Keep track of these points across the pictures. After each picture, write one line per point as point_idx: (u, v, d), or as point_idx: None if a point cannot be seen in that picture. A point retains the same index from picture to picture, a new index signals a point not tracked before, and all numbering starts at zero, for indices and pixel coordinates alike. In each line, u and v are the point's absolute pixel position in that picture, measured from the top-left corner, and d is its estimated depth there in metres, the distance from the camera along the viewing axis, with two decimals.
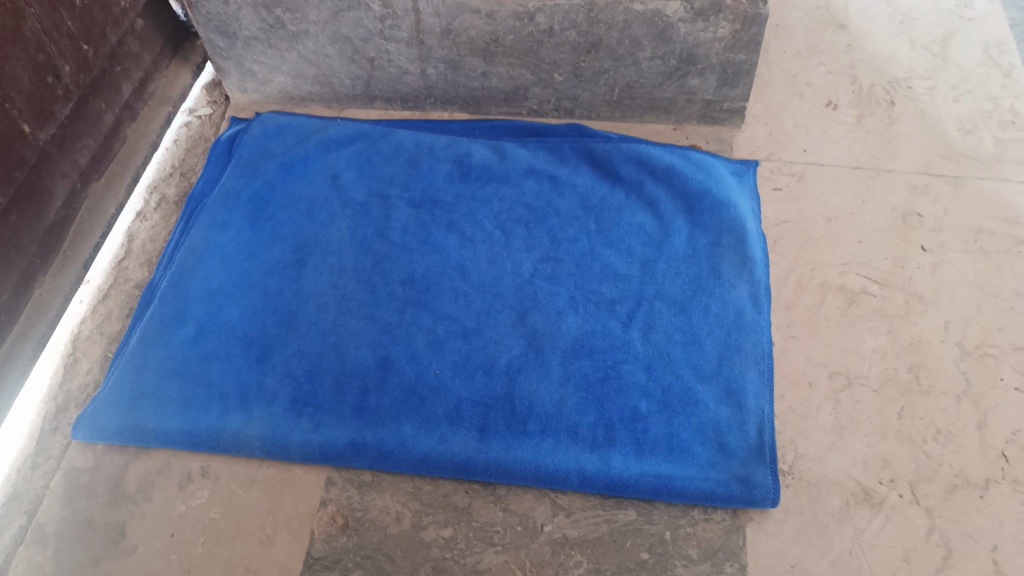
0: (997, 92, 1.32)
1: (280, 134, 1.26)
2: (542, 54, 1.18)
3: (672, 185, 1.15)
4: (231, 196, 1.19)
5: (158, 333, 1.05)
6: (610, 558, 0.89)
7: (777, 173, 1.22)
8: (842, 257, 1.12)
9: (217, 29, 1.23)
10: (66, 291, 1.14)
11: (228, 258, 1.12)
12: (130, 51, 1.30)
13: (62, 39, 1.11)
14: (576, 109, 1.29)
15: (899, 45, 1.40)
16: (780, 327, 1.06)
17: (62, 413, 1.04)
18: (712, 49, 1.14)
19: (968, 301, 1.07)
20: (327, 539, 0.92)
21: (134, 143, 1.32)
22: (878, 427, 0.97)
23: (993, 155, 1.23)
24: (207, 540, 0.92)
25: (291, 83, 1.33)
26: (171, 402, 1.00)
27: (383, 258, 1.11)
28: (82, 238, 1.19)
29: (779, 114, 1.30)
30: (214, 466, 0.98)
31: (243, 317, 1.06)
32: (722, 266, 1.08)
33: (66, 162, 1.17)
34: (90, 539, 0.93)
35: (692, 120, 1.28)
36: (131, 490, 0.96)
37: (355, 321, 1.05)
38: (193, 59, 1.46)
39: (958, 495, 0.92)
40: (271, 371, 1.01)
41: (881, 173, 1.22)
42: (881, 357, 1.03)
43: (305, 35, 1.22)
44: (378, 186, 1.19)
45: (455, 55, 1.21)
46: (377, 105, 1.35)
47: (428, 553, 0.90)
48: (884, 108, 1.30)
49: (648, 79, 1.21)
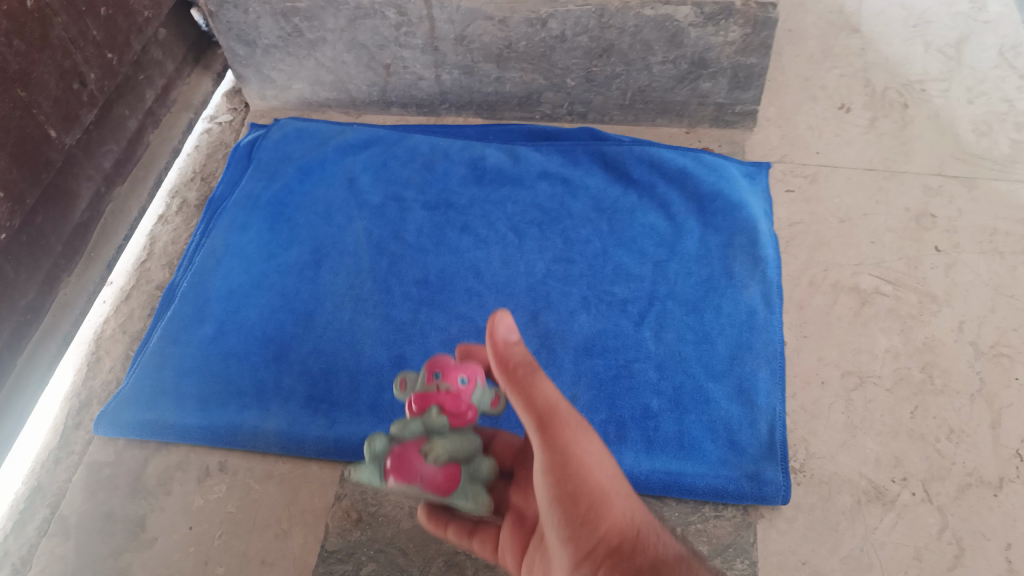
0: (1012, 94, 1.32)
1: (299, 140, 1.28)
2: (555, 59, 1.20)
3: (684, 187, 1.16)
4: (251, 199, 1.21)
5: (178, 332, 1.08)
6: None
7: (789, 175, 1.23)
8: (855, 257, 1.12)
9: (237, 37, 1.26)
10: (89, 291, 1.18)
11: (248, 260, 1.14)
12: (153, 60, 1.34)
13: (88, 47, 1.14)
14: (589, 113, 1.31)
15: (913, 48, 1.40)
16: (792, 326, 1.07)
17: (85, 409, 1.06)
18: (723, 52, 1.15)
19: (982, 301, 1.07)
20: (342, 533, 0.93)
21: (156, 148, 1.35)
22: (890, 425, 0.97)
23: (1008, 157, 1.23)
24: (224, 533, 0.94)
25: (309, 90, 1.35)
26: (190, 399, 1.02)
27: (398, 259, 1.13)
28: (106, 240, 1.23)
29: (791, 117, 1.31)
30: (232, 461, 1.00)
31: (261, 316, 1.09)
32: (733, 266, 1.08)
33: (91, 166, 1.20)
34: (111, 531, 0.95)
35: (704, 124, 1.29)
36: (151, 484, 0.98)
37: (370, 320, 1.07)
38: (215, 67, 1.49)
39: (972, 493, 0.91)
40: (288, 369, 1.03)
41: (894, 174, 1.22)
42: (894, 357, 1.03)
43: (322, 43, 1.25)
44: (394, 189, 1.21)
45: (469, 60, 1.23)
46: (393, 111, 1.37)
47: (440, 547, 0.91)
48: (898, 111, 1.31)
49: (660, 83, 1.22)
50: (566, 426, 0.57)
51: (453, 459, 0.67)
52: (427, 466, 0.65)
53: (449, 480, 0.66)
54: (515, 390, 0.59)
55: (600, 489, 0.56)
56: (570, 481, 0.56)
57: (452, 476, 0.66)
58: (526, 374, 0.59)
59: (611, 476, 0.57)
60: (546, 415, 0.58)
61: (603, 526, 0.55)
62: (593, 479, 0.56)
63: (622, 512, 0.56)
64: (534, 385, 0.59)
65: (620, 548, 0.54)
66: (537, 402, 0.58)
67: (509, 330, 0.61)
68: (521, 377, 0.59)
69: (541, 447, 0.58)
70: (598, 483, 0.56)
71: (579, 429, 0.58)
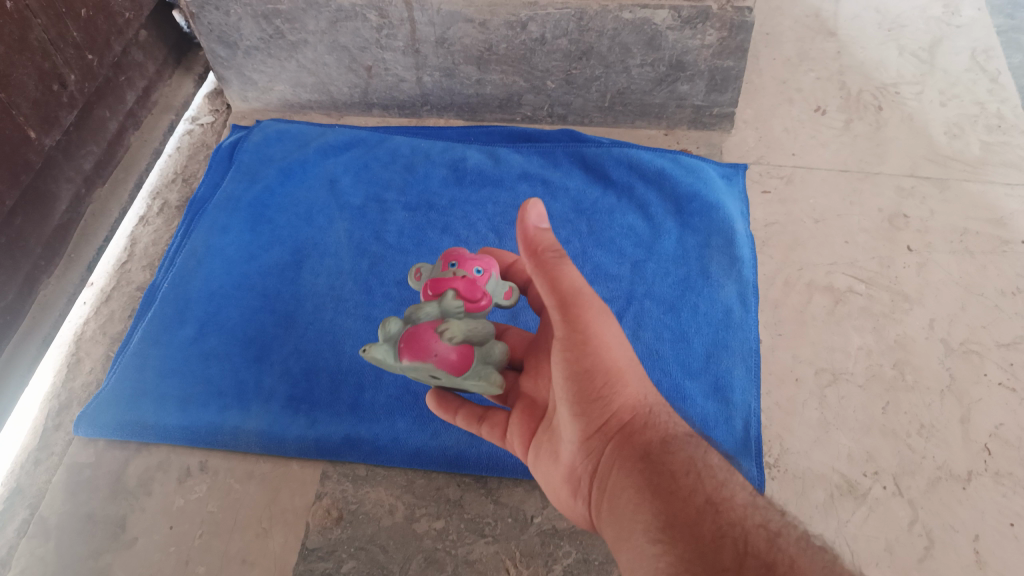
0: (983, 97, 1.34)
1: (280, 142, 1.28)
2: (535, 62, 1.22)
3: (662, 188, 1.17)
4: (232, 201, 1.21)
5: (159, 333, 1.08)
6: (599, 548, 0.91)
7: (766, 177, 1.25)
8: (829, 257, 1.14)
9: (218, 39, 1.27)
10: (70, 292, 1.18)
11: (229, 261, 1.15)
12: (134, 61, 1.34)
13: (68, 48, 1.14)
14: (569, 115, 1.32)
15: (888, 52, 1.42)
16: (768, 325, 1.08)
17: (65, 410, 1.06)
18: (700, 55, 1.17)
19: (952, 299, 1.09)
20: (322, 531, 0.94)
21: (137, 150, 1.35)
22: (863, 421, 0.99)
23: (979, 158, 1.25)
24: (204, 533, 0.94)
25: (291, 92, 1.36)
26: (171, 399, 1.02)
27: (379, 260, 1.14)
28: (86, 241, 1.23)
29: (768, 120, 1.32)
30: (213, 461, 1.00)
31: (242, 317, 1.09)
32: (710, 266, 1.10)
33: (71, 168, 1.20)
34: (91, 531, 0.95)
35: (683, 126, 1.30)
36: (132, 484, 0.99)
37: (351, 321, 1.08)
38: (197, 69, 1.49)
39: (941, 487, 0.93)
40: (269, 369, 1.04)
41: (868, 175, 1.24)
42: (867, 354, 1.05)
43: (304, 45, 1.25)
44: (375, 191, 1.21)
45: (450, 63, 1.24)
46: (374, 113, 1.38)
47: (420, 544, 0.92)
48: (872, 113, 1.33)
49: (639, 85, 1.23)
50: (588, 311, 0.65)
51: (467, 341, 0.73)
52: (442, 343, 0.72)
53: (463, 359, 0.73)
54: (540, 272, 0.65)
55: (617, 369, 0.67)
56: (588, 360, 0.66)
57: (466, 355, 0.73)
58: (555, 259, 0.65)
59: (625, 358, 0.69)
60: (571, 298, 0.65)
61: (617, 401, 0.67)
62: (611, 360, 0.67)
63: (634, 390, 0.69)
64: (561, 270, 0.65)
65: (631, 422, 0.67)
66: (564, 286, 0.65)
67: (539, 217, 0.66)
68: (550, 262, 0.65)
69: (563, 329, 0.66)
70: (614, 365, 0.67)
71: (599, 313, 0.66)
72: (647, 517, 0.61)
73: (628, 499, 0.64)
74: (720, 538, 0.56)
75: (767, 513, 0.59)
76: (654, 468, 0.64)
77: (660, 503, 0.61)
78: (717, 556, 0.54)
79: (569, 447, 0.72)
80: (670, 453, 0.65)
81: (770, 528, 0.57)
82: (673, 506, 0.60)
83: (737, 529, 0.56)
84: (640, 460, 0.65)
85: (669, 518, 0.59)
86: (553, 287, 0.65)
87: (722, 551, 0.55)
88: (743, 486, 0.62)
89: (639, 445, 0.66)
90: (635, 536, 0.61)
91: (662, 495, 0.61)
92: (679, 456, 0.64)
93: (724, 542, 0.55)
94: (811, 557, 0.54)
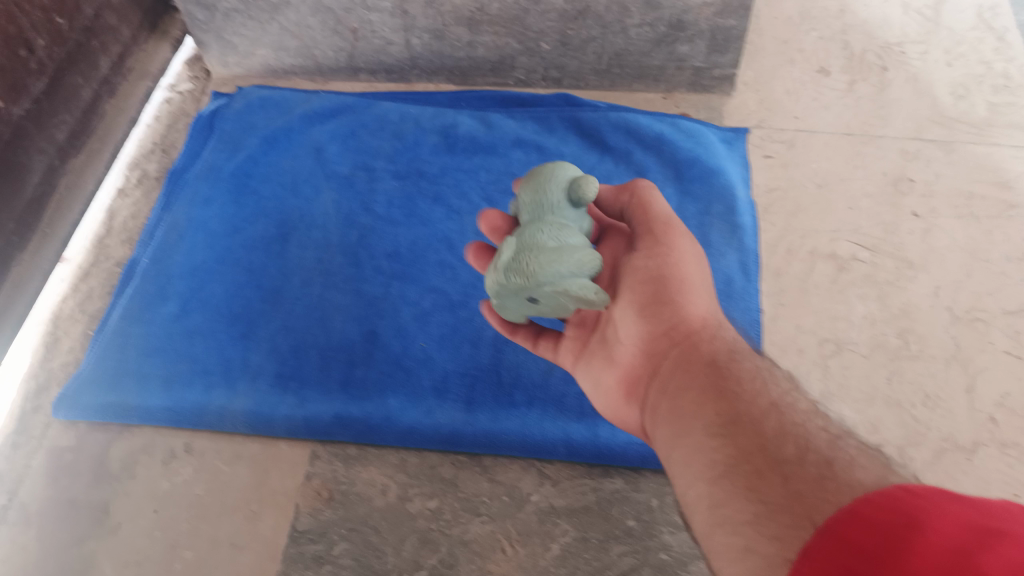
0: (990, 56, 1.30)
1: (264, 109, 1.22)
2: (528, 22, 1.17)
3: (660, 153, 1.13)
4: (214, 170, 1.16)
5: (141, 311, 1.04)
6: (598, 526, 0.89)
7: (767, 141, 1.20)
8: (832, 223, 1.11)
9: (196, 1, 1.21)
10: (45, 269, 1.14)
11: (212, 234, 1.10)
12: (108, 25, 1.26)
13: (35, 11, 1.09)
14: (563, 78, 1.27)
15: (892, 9, 1.37)
16: (769, 294, 1.05)
17: (44, 392, 1.03)
18: (700, 14, 1.12)
19: (958, 265, 1.06)
20: (313, 512, 0.91)
21: (113, 118, 1.29)
22: (867, 393, 0.97)
23: (985, 120, 1.21)
24: (191, 517, 0.92)
25: (273, 56, 1.31)
26: (155, 378, 0.99)
27: (369, 232, 1.10)
28: (61, 215, 1.19)
29: (769, 81, 1.28)
30: (198, 442, 0.97)
31: (227, 293, 1.05)
32: (710, 235, 1.06)
33: (44, 139, 1.15)
34: (74, 517, 0.92)
35: (681, 89, 1.26)
36: (115, 468, 0.96)
37: (340, 296, 1.04)
38: (173, 33, 1.41)
39: (947, 458, 0.91)
40: (256, 347, 1.00)
41: (872, 139, 1.20)
42: (871, 323, 1.02)
43: (286, 6, 1.19)
44: (363, 158, 1.16)
45: (439, 24, 1.19)
46: (361, 78, 1.33)
47: (414, 525, 0.90)
48: (876, 73, 1.28)
49: (636, 46, 1.19)
50: (673, 231, 0.75)
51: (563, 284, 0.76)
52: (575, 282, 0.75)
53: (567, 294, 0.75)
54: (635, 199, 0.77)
55: (691, 282, 0.72)
56: (670, 269, 0.72)
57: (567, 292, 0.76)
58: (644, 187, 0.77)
59: (698, 274, 0.74)
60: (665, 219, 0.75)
61: (690, 309, 0.70)
62: (687, 272, 0.73)
63: (704, 305, 0.72)
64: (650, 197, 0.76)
65: (698, 331, 0.69)
66: (655, 209, 0.76)
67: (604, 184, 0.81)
68: (640, 191, 0.77)
69: (646, 241, 0.74)
70: (688, 278, 0.73)
71: (682, 236, 0.75)
72: (709, 414, 0.61)
73: (689, 400, 0.64)
74: (782, 434, 0.56)
75: (829, 420, 0.58)
76: (720, 371, 0.64)
77: (723, 402, 0.61)
78: (779, 450, 0.55)
79: (632, 350, 0.74)
80: (736, 362, 0.66)
81: (832, 431, 0.56)
82: (737, 405, 0.60)
83: (800, 429, 0.56)
84: (706, 365, 0.66)
85: (733, 416, 0.59)
86: (644, 211, 0.76)
87: (784, 446, 0.55)
88: (806, 397, 0.61)
89: (707, 351, 0.67)
90: (694, 432, 0.61)
91: (727, 395, 0.62)
92: (745, 365, 0.65)
93: (786, 437, 0.56)
94: (871, 458, 0.52)
